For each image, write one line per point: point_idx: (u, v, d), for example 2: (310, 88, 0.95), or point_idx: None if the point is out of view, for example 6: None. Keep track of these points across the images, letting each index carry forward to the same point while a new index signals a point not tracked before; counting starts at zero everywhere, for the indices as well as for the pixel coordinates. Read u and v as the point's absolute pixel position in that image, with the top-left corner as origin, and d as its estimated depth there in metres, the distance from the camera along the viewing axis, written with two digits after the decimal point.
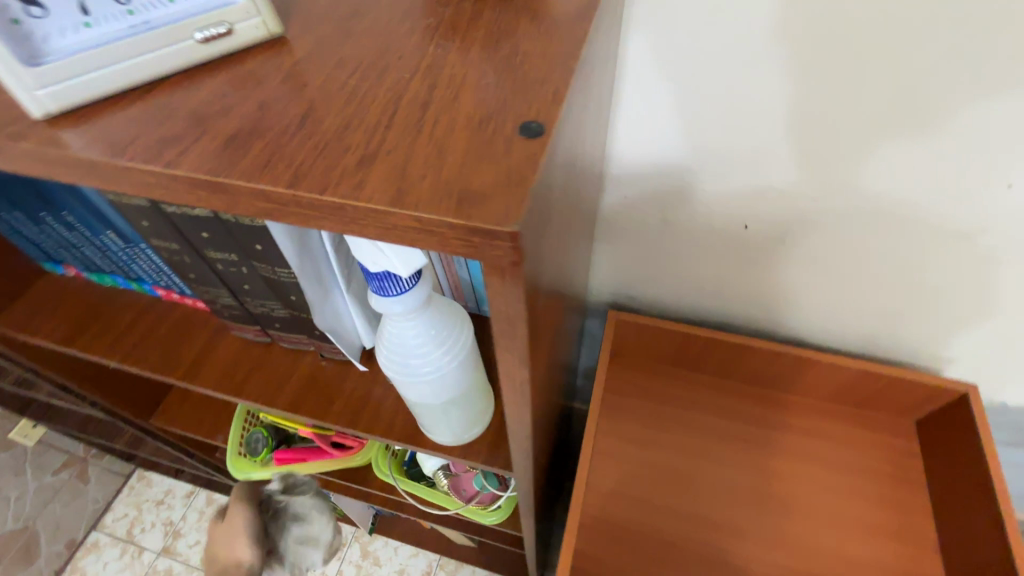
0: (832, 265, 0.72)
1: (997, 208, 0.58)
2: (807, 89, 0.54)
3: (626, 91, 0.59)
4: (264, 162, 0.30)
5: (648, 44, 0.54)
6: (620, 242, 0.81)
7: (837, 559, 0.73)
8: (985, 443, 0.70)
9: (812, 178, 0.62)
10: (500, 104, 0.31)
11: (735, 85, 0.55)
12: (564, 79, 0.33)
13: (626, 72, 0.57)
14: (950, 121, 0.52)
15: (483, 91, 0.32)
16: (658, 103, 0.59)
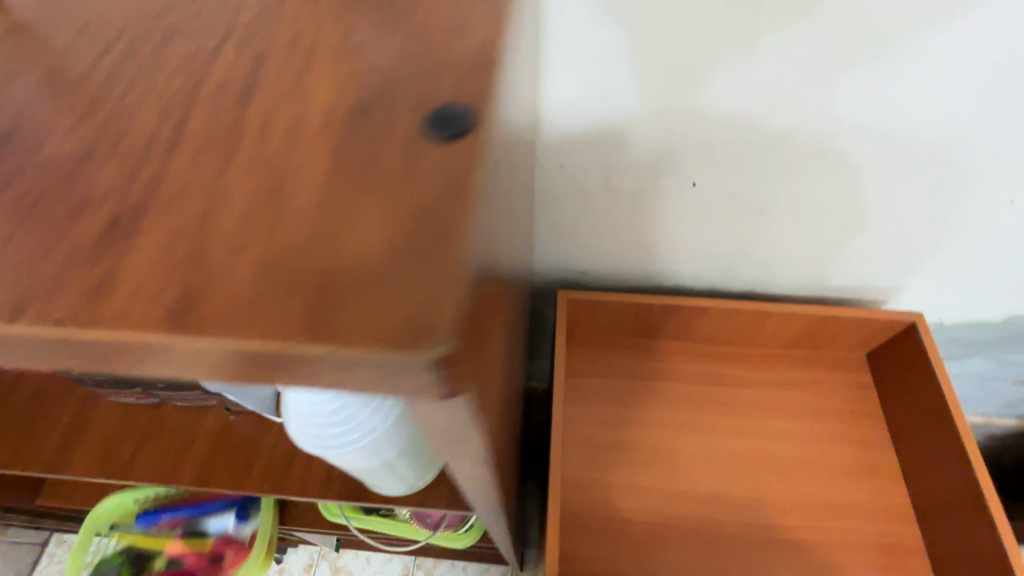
0: (781, 213, 0.69)
1: (941, 135, 0.57)
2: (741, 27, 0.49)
3: (552, 42, 0.52)
4: (94, 237, 0.24)
5: None
6: (560, 218, 0.73)
7: (814, 505, 0.73)
8: (935, 366, 0.71)
9: (760, 123, 0.57)
10: (392, 127, 0.27)
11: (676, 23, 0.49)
12: (457, 73, 0.28)
13: (549, 20, 0.50)
14: (899, 43, 0.49)
15: (390, 110, 0.27)
16: (589, 52, 0.52)
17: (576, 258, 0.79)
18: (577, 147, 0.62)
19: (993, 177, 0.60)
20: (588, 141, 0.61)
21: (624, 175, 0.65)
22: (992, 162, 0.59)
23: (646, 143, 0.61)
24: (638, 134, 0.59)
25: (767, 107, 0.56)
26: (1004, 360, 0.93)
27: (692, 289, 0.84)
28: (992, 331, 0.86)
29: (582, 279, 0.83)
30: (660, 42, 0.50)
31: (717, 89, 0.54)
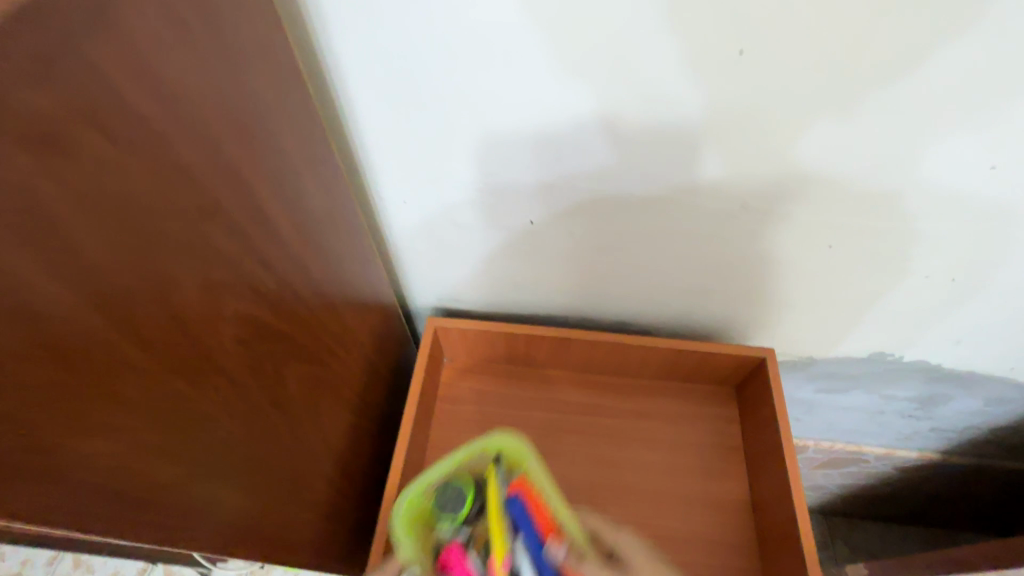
0: (628, 256, 0.70)
1: (746, 187, 0.56)
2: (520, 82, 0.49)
3: (352, 90, 0.53)
4: None
5: (349, 40, 0.48)
6: (417, 250, 0.74)
7: (663, 538, 0.73)
8: (778, 401, 0.73)
9: (568, 169, 0.57)
10: None
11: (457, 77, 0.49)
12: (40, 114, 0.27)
13: (341, 70, 0.51)
14: (679, 106, 0.48)
15: None
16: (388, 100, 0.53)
17: (444, 288, 0.80)
18: (403, 182, 0.62)
19: (812, 227, 0.60)
20: (410, 176, 0.61)
21: (459, 211, 0.65)
22: (807, 214, 0.58)
23: (470, 182, 0.61)
24: (454, 173, 0.60)
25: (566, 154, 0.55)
26: (883, 394, 0.95)
27: (568, 321, 0.86)
28: (862, 366, 0.88)
29: (462, 309, 0.86)
30: (444, 90, 0.51)
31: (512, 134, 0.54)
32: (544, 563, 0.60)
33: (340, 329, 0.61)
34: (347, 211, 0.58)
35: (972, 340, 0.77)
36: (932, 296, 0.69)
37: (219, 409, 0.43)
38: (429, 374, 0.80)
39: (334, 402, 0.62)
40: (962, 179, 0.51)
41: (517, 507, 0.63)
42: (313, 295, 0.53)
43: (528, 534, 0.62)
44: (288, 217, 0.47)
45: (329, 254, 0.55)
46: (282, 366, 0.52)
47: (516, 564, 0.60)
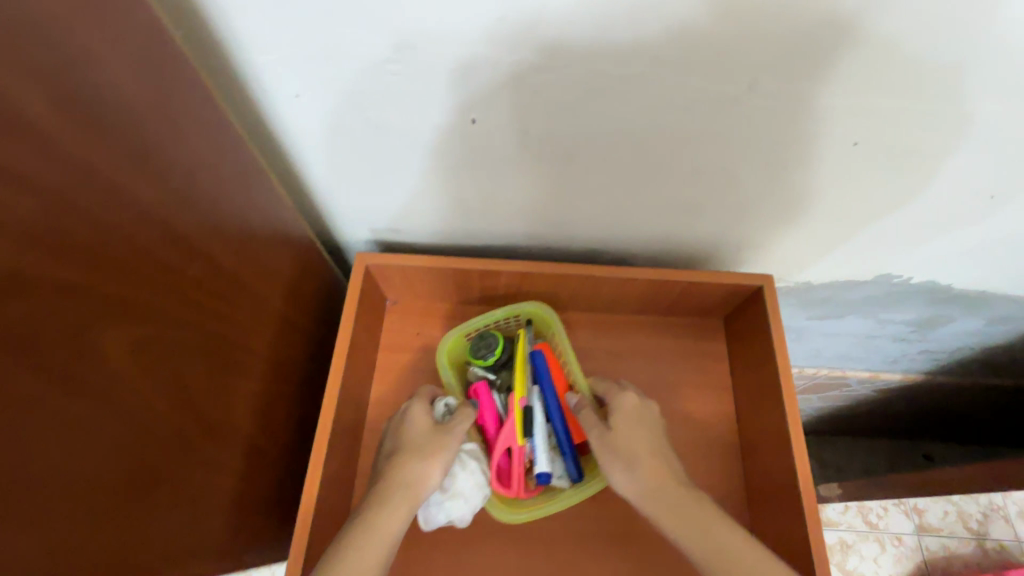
0: (602, 166, 0.55)
1: (771, 56, 0.40)
2: None
3: None
4: None
5: None
6: (332, 167, 0.57)
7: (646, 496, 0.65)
8: (776, 336, 0.63)
9: (522, 36, 0.40)
10: None
11: None
12: None
13: None
14: None
15: None
16: None
17: (375, 215, 0.64)
18: (291, 63, 0.44)
19: (845, 113, 0.45)
20: (299, 53, 0.43)
21: (379, 106, 0.48)
22: (842, 95, 0.43)
23: (387, 63, 0.43)
24: (362, 45, 0.41)
25: (519, 11, 0.37)
26: (880, 318, 0.86)
27: (531, 251, 0.72)
28: (863, 289, 0.78)
29: (403, 240, 0.70)
30: None
31: None
32: (553, 410, 0.61)
33: (230, 273, 0.44)
34: (206, 103, 0.40)
35: (995, 256, 0.67)
36: (965, 205, 0.57)
37: (9, 428, 0.26)
38: (365, 320, 0.66)
39: (245, 371, 0.48)
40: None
41: (540, 358, 0.62)
42: (164, 228, 0.36)
43: (547, 383, 0.61)
44: (95, 109, 0.30)
45: (180, 167, 0.37)
46: (153, 331, 0.35)
47: (528, 405, 0.61)
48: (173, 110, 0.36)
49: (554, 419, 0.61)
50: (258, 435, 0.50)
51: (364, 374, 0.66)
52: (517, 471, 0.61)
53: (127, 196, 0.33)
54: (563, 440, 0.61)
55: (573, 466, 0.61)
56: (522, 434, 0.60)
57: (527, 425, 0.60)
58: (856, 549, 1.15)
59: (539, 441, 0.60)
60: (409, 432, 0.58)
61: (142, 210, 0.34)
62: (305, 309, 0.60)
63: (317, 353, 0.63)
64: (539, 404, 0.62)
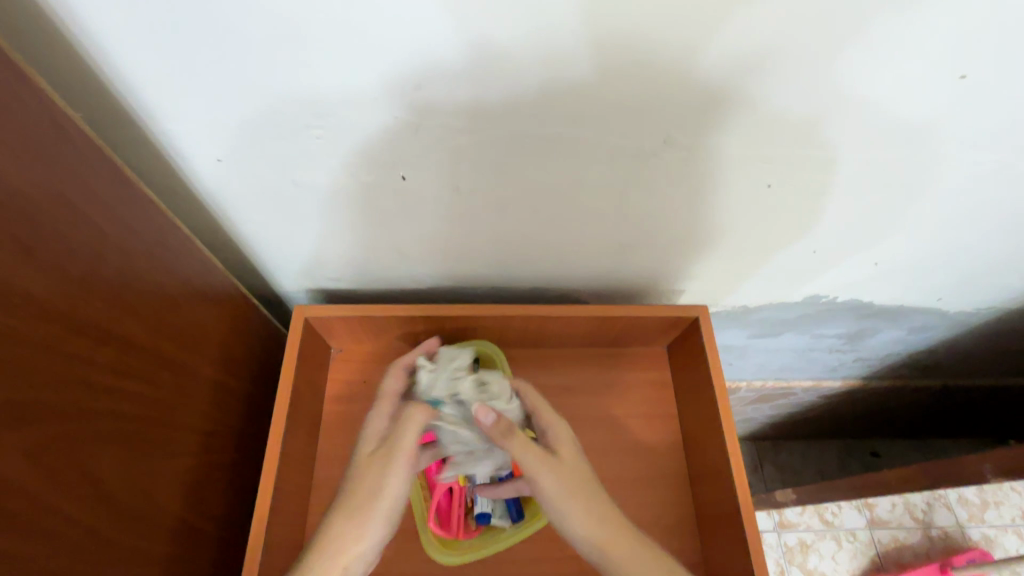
0: (535, 212, 0.56)
1: (674, 114, 0.43)
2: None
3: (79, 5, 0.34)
4: None
5: None
6: (264, 226, 0.56)
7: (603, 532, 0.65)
8: (714, 364, 0.65)
9: (439, 101, 0.41)
10: None
11: None
12: None
13: None
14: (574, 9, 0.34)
15: None
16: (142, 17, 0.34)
17: (313, 267, 0.64)
18: (208, 129, 0.44)
19: (749, 160, 0.49)
20: (216, 120, 0.43)
21: (304, 166, 0.48)
22: (742, 143, 0.46)
23: (311, 129, 0.44)
24: (279, 114, 0.42)
25: (432, 80, 0.39)
26: (815, 333, 0.91)
27: (476, 291, 0.72)
28: (795, 309, 0.82)
29: (345, 289, 0.69)
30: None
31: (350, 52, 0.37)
32: (498, 450, 0.62)
33: (148, 352, 0.42)
34: (113, 181, 0.38)
35: (907, 274, 0.73)
36: (872, 233, 0.62)
37: None
38: (307, 374, 0.64)
39: (177, 446, 0.46)
40: (921, 94, 0.41)
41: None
42: (74, 320, 0.34)
43: None
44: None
45: (93, 250, 0.37)
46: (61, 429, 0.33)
47: (473, 443, 0.62)
48: (84, 194, 0.36)
49: (497, 459, 0.62)
50: (189, 512, 0.48)
51: (308, 430, 0.65)
52: (457, 511, 0.62)
53: (26, 295, 0.31)
54: (506, 481, 0.61)
55: (512, 506, 0.61)
56: (465, 473, 0.61)
57: (470, 464, 0.61)
58: (815, 549, 1.16)
59: (481, 480, 0.60)
60: (349, 478, 0.56)
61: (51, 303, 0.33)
62: (241, 370, 0.58)
63: (256, 414, 0.61)
64: (483, 443, 0.62)
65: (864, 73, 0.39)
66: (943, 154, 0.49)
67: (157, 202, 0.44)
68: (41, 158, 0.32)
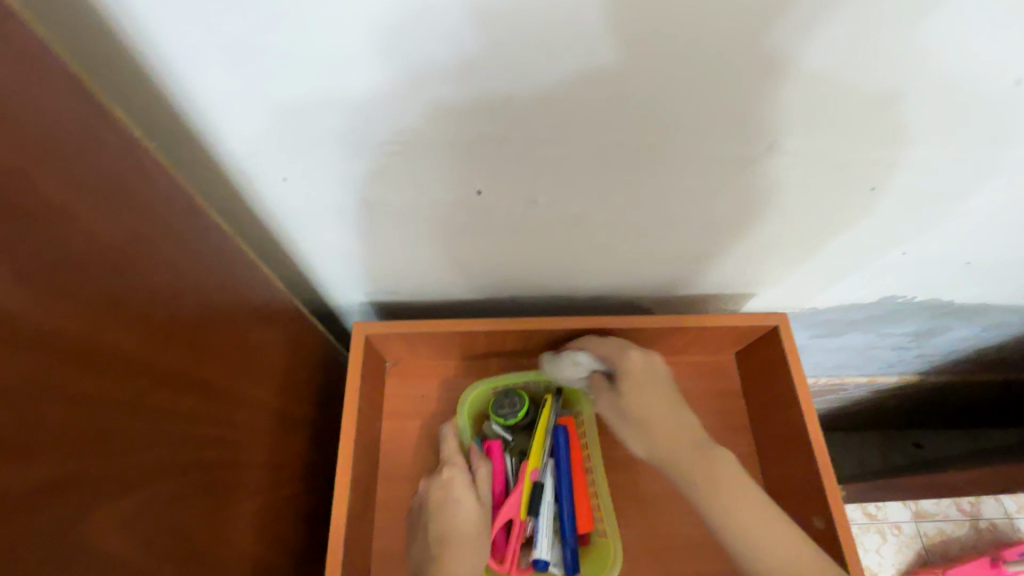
0: (610, 219, 0.53)
1: (779, 109, 0.41)
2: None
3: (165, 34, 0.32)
4: None
5: None
6: (327, 245, 0.53)
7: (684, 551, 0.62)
8: (796, 376, 0.61)
9: (532, 107, 0.39)
10: None
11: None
12: None
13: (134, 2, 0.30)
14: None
15: None
16: (230, 42, 0.32)
17: (372, 282, 0.61)
18: (281, 150, 0.41)
19: (844, 160, 0.47)
20: (291, 140, 0.40)
21: (377, 183, 0.45)
22: (844, 143, 0.45)
23: (391, 147, 0.42)
24: (362, 133, 0.40)
25: (528, 86, 0.36)
26: (882, 333, 0.86)
27: (536, 301, 0.69)
28: (866, 310, 0.78)
29: (401, 302, 0.67)
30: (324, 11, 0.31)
31: (444, 61, 0.34)
32: (567, 490, 0.58)
33: (224, 391, 0.40)
34: (190, 216, 0.36)
35: (994, 272, 0.68)
36: (961, 227, 0.59)
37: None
38: (368, 394, 0.62)
39: (255, 470, 0.44)
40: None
41: (561, 433, 0.60)
42: (168, 368, 0.33)
43: (566, 461, 0.59)
44: (97, 258, 0.28)
45: (181, 289, 0.35)
46: (159, 473, 0.32)
47: (540, 479, 0.58)
48: (172, 226, 0.34)
49: (563, 502, 0.58)
50: (266, 549, 0.45)
51: (371, 452, 0.62)
52: (514, 546, 0.56)
53: (128, 351, 0.29)
54: (571, 527, 0.57)
55: (573, 562, 0.56)
56: (527, 509, 0.57)
57: (534, 501, 0.57)
58: (859, 542, 1.09)
59: (544, 522, 0.56)
60: (445, 517, 0.55)
61: (152, 343, 0.31)
62: (305, 394, 0.55)
63: (320, 438, 0.58)
64: (550, 481, 0.59)
65: (988, 61, 0.37)
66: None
67: (226, 231, 0.41)
68: (122, 198, 0.29)
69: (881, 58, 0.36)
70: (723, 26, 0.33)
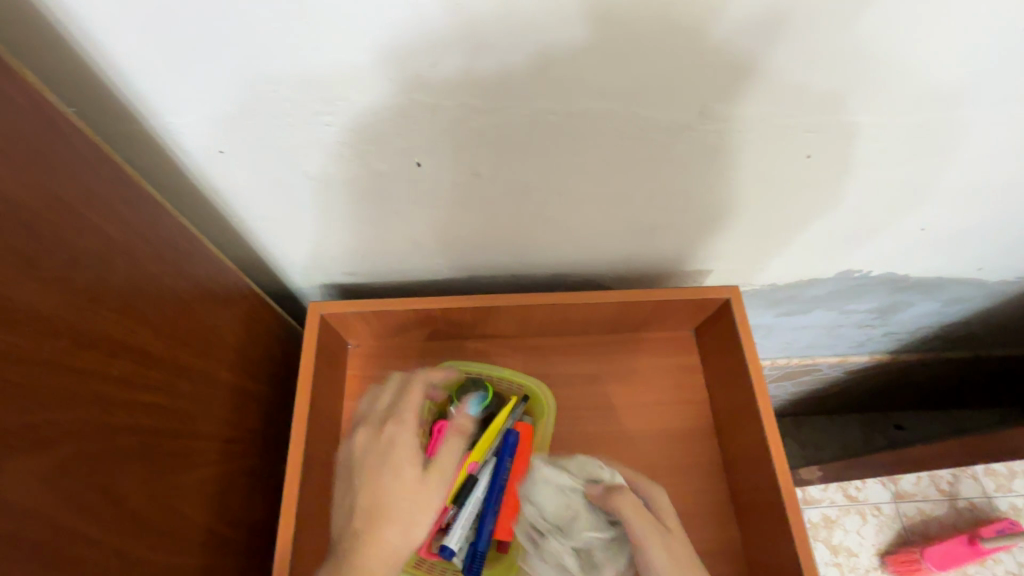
0: (557, 194, 0.54)
1: (705, 80, 0.41)
2: None
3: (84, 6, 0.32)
4: None
5: None
6: (277, 223, 0.54)
7: None
8: (748, 348, 0.62)
9: (458, 81, 0.39)
10: None
11: None
12: None
13: None
14: None
15: None
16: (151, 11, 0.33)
17: (328, 263, 0.62)
18: (215, 122, 0.41)
19: (780, 130, 0.48)
20: (222, 112, 0.40)
21: (316, 157, 0.46)
22: (780, 112, 0.46)
23: (327, 121, 0.42)
24: (295, 104, 0.40)
25: (449, 56, 0.37)
26: (846, 309, 0.87)
27: (495, 280, 0.70)
28: (826, 285, 0.79)
29: (360, 283, 0.67)
30: None
31: (360, 27, 0.34)
32: (497, 490, 0.59)
33: (162, 361, 0.40)
34: (122, 192, 0.37)
35: (947, 244, 0.69)
36: (908, 198, 0.60)
37: None
38: (326, 373, 0.63)
39: (203, 445, 0.45)
40: (958, 48, 0.40)
41: (511, 438, 0.60)
42: (91, 334, 0.33)
43: (505, 463, 0.60)
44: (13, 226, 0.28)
45: (110, 258, 0.35)
46: (86, 440, 0.32)
47: (476, 474, 0.59)
48: (100, 198, 0.34)
49: (489, 503, 0.58)
50: (216, 522, 0.46)
51: (330, 429, 0.63)
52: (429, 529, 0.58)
53: (48, 317, 0.30)
54: (486, 527, 0.58)
55: (476, 563, 0.57)
56: (453, 497, 0.58)
57: (461, 492, 0.58)
58: (839, 524, 1.11)
59: (464, 514, 0.57)
60: (384, 483, 0.54)
61: (75, 311, 0.32)
62: (259, 371, 0.56)
63: (277, 417, 0.59)
64: (486, 478, 0.60)
65: (906, 29, 0.38)
66: (975, 120, 0.48)
67: (163, 203, 0.41)
68: (34, 162, 0.30)
69: (795, 28, 0.37)
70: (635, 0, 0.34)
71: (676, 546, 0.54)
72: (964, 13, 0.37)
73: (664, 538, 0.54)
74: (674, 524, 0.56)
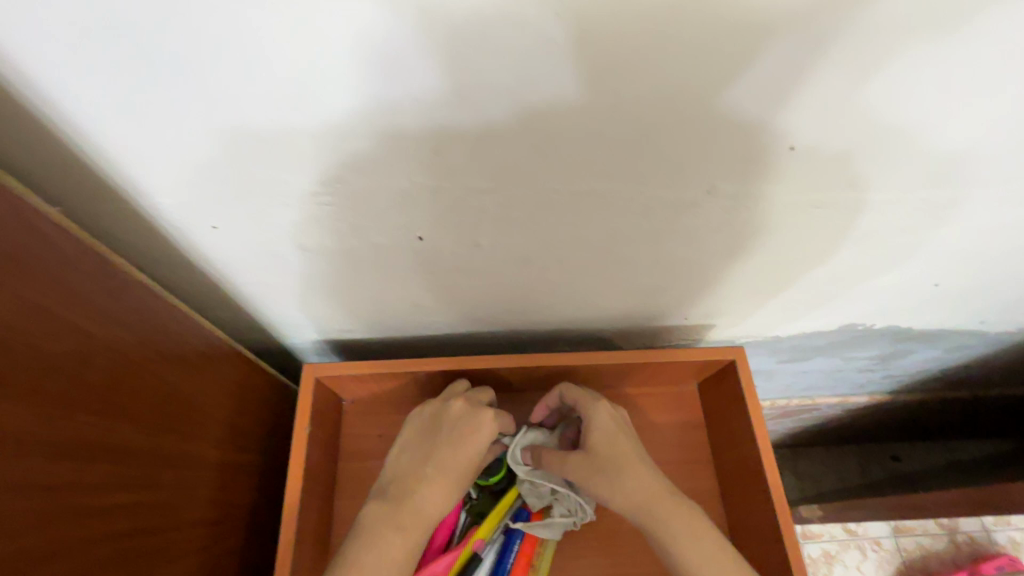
0: (558, 261, 0.53)
1: (707, 159, 0.41)
2: (350, 68, 0.30)
3: (83, 102, 0.32)
4: None
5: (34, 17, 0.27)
6: (273, 291, 0.53)
7: None
8: (753, 411, 0.61)
9: (461, 164, 0.39)
10: None
11: (253, 63, 0.30)
12: None
13: (48, 73, 0.30)
14: (603, 73, 0.32)
15: None
16: (150, 106, 0.32)
17: (324, 323, 0.60)
18: (209, 203, 0.40)
19: (785, 204, 0.48)
20: (218, 193, 0.39)
21: (315, 231, 0.45)
22: (783, 188, 0.45)
23: (325, 200, 0.41)
24: (293, 186, 0.39)
25: (452, 143, 0.36)
26: (846, 356, 0.87)
27: (495, 335, 0.69)
28: (827, 336, 0.79)
29: (355, 340, 0.66)
30: (237, 82, 0.31)
31: (369, 118, 0.34)
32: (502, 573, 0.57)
33: (145, 451, 0.38)
34: (104, 281, 0.35)
35: (946, 301, 0.69)
36: (909, 260, 0.59)
37: None
38: (320, 437, 0.61)
39: (190, 528, 0.43)
40: (957, 132, 0.40)
41: (521, 516, 0.60)
42: (69, 442, 0.31)
43: (514, 544, 0.58)
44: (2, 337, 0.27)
45: (100, 350, 0.34)
46: (59, 556, 0.30)
47: (480, 552, 0.57)
48: (81, 293, 0.33)
49: None
50: None
51: (324, 495, 0.61)
52: None
53: (24, 431, 0.28)
54: None
55: None
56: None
57: (464, 571, 0.55)
58: (840, 559, 1.04)
59: None
60: (458, 451, 0.55)
61: (55, 420, 0.30)
62: (250, 440, 0.54)
63: (269, 484, 0.57)
64: (490, 557, 0.58)
65: (906, 116, 0.38)
66: (976, 193, 0.48)
67: (149, 286, 0.40)
68: (19, 268, 0.28)
69: (796, 116, 0.37)
70: (638, 96, 0.34)
71: (603, 461, 0.54)
72: (965, 103, 0.37)
73: (593, 458, 0.54)
74: (617, 445, 0.55)
